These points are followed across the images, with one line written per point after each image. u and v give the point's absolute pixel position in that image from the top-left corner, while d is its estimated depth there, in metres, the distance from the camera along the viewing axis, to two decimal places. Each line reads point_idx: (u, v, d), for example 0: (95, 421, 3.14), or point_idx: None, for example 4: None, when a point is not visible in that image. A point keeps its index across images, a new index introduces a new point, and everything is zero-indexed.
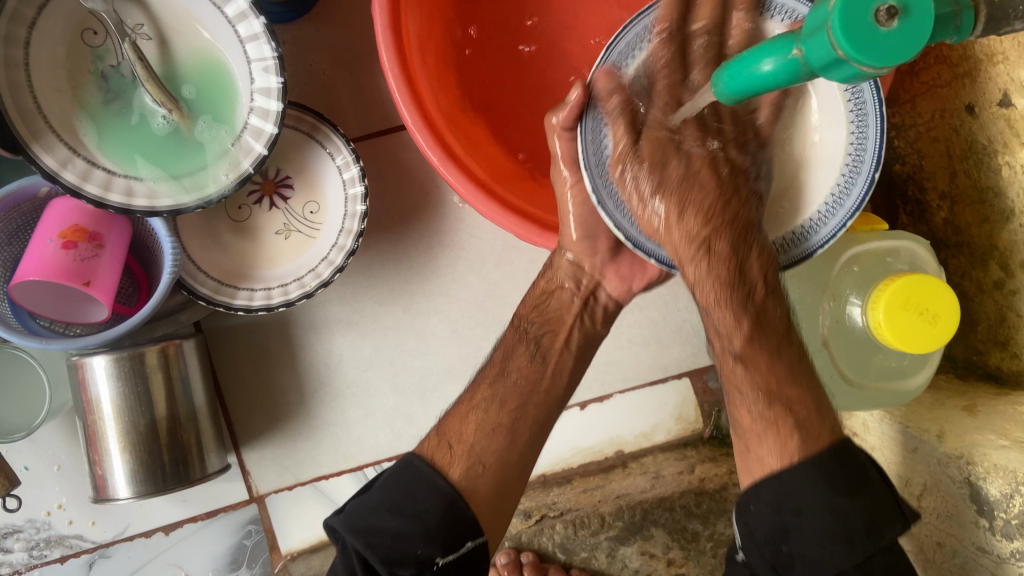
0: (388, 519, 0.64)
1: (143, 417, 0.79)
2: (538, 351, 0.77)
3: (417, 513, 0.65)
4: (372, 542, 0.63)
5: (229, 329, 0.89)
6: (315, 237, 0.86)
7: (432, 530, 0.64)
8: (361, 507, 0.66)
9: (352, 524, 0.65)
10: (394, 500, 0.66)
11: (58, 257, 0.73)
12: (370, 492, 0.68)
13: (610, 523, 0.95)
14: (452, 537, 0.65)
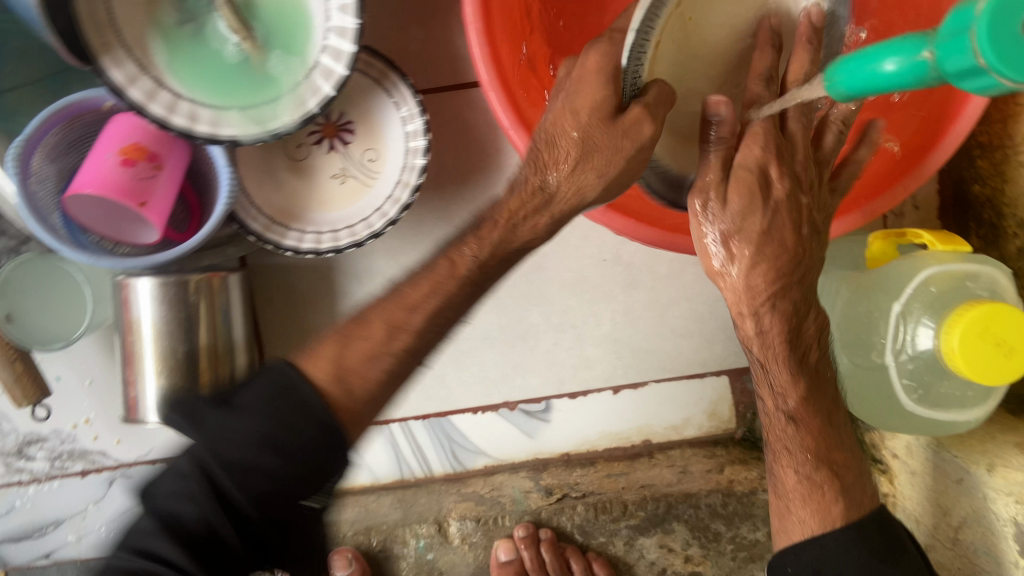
0: (262, 456, 0.59)
1: (183, 344, 0.79)
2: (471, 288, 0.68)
3: (290, 443, 0.60)
4: (242, 482, 0.58)
5: (272, 268, 0.89)
6: (371, 185, 0.85)
7: (299, 466, 0.60)
8: (236, 425, 0.60)
9: (220, 457, 0.59)
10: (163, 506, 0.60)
11: (115, 173, 0.73)
12: (246, 404, 0.61)
13: (632, 512, 0.95)
14: (310, 476, 0.61)
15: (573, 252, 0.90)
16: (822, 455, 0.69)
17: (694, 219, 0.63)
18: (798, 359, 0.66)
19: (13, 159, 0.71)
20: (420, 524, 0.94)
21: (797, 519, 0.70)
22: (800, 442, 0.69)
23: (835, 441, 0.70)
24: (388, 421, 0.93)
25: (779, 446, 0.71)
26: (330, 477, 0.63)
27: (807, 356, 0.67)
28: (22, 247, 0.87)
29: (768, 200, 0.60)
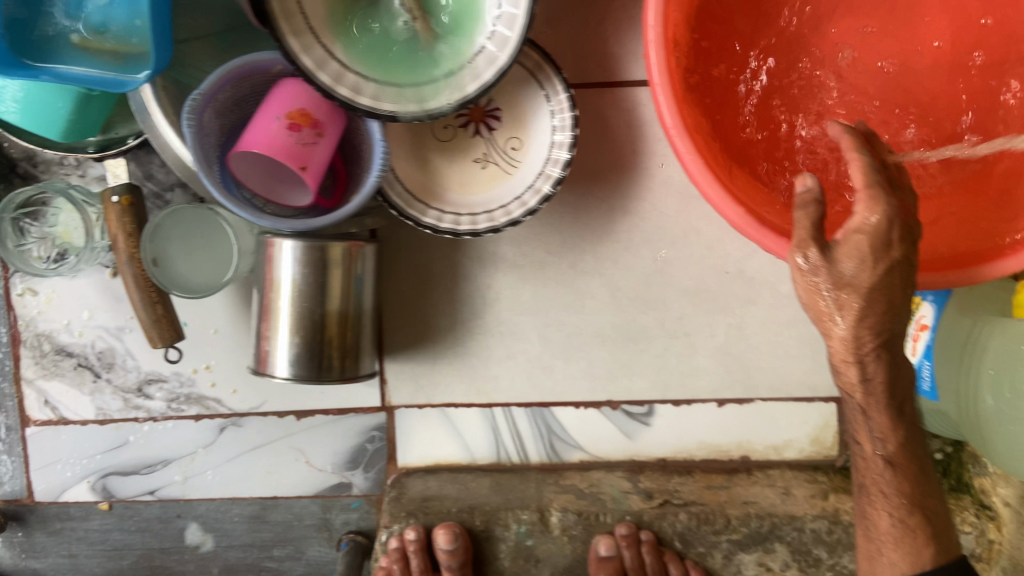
0: None
1: (318, 306, 0.82)
2: None
3: None
4: None
5: (403, 242, 0.91)
6: (511, 173, 0.86)
7: None
8: None
9: None
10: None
11: (281, 136, 0.75)
12: None
13: (734, 527, 0.84)
14: None
15: (696, 260, 0.91)
16: (915, 498, 0.71)
17: (802, 278, 0.66)
18: (891, 406, 0.69)
19: (189, 112, 0.73)
20: (525, 510, 0.85)
21: (887, 560, 0.72)
22: (893, 481, 0.72)
23: (923, 488, 0.72)
24: (493, 404, 0.94)
25: (874, 483, 0.73)
26: None
27: (903, 407, 0.70)
28: (168, 193, 0.91)
29: (885, 259, 0.64)
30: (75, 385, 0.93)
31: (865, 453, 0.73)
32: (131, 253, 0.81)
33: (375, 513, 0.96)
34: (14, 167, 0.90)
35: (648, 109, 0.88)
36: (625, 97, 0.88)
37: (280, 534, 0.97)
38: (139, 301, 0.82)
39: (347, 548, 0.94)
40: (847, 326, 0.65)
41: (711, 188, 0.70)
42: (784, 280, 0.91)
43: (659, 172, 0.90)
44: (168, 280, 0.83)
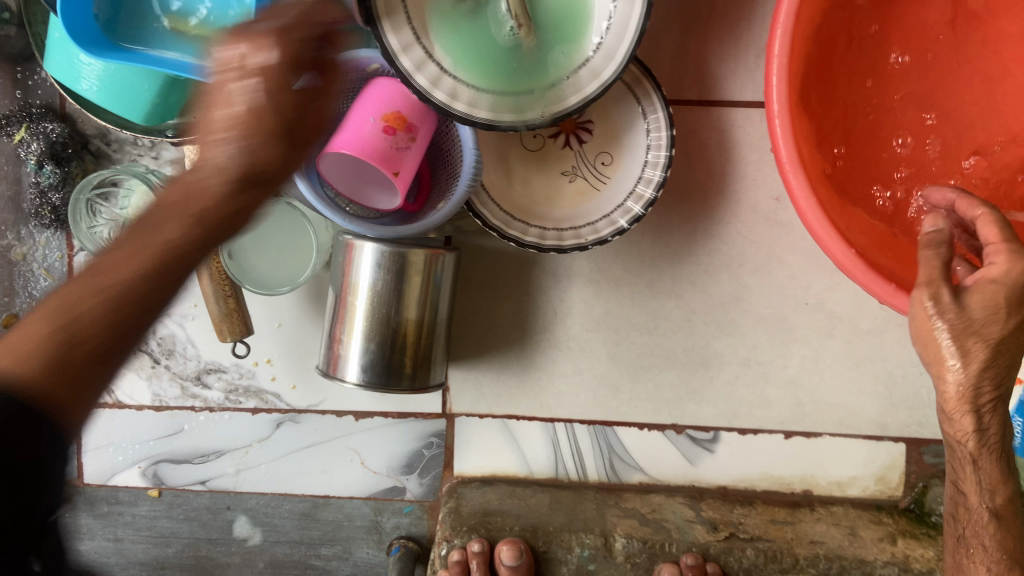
0: None
1: (395, 313, 0.80)
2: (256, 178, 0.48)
3: None
4: None
5: (478, 250, 0.89)
6: (600, 189, 0.83)
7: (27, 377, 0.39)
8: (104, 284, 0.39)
9: None
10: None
11: (376, 139, 0.73)
12: None
13: (803, 567, 0.83)
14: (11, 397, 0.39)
15: (776, 290, 0.89)
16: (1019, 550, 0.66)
17: (921, 318, 0.58)
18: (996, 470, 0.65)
19: None
20: (588, 534, 0.84)
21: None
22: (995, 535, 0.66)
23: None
24: (555, 419, 0.93)
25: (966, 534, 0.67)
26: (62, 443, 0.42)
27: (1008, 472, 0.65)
28: None
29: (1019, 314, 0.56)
30: (133, 368, 0.92)
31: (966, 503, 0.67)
32: None
33: (427, 519, 0.95)
34: (87, 144, 0.88)
35: (740, 132, 0.86)
36: (718, 117, 0.86)
37: (329, 532, 0.96)
38: (211, 294, 0.80)
39: (397, 554, 0.93)
40: (969, 372, 0.57)
41: (822, 228, 0.67)
42: (864, 316, 0.89)
43: (746, 198, 0.88)
44: (242, 273, 0.80)
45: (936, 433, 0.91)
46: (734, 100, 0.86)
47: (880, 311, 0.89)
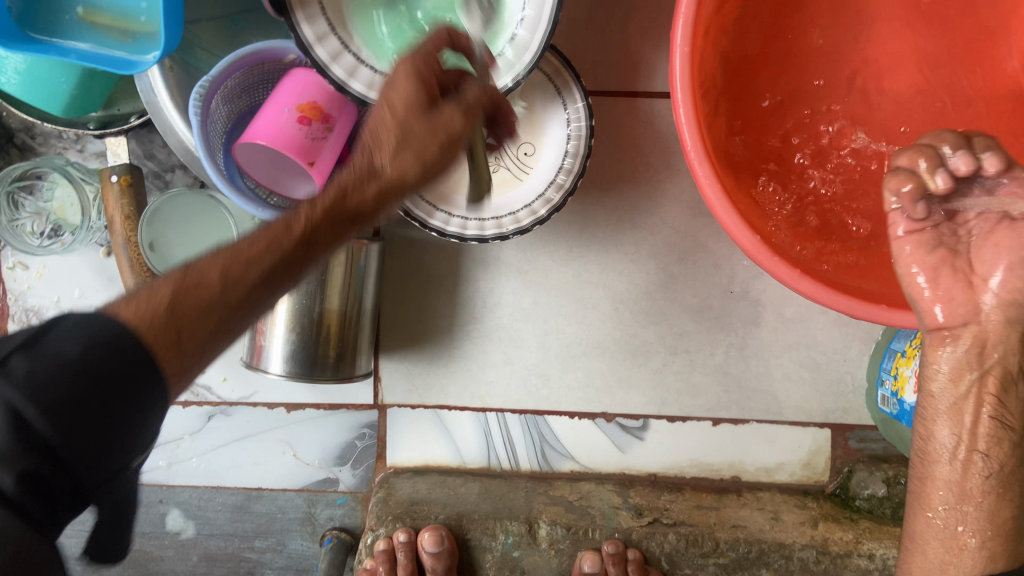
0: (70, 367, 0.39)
1: (316, 305, 0.80)
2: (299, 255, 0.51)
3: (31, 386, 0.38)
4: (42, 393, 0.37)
5: (407, 241, 0.90)
6: (523, 179, 0.83)
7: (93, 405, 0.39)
8: (49, 361, 0.38)
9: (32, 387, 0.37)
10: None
11: (290, 129, 0.73)
12: (54, 354, 0.39)
13: (723, 551, 0.85)
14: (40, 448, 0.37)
15: (701, 278, 0.90)
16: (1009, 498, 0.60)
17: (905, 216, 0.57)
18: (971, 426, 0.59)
19: (196, 99, 0.71)
20: (513, 521, 0.85)
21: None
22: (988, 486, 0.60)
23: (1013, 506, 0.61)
24: (487, 409, 0.93)
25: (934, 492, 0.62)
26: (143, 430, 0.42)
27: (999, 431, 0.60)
28: (167, 175, 0.89)
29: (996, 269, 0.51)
30: None
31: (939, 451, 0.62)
32: (128, 236, 0.78)
33: (360, 511, 0.95)
34: (12, 137, 0.87)
35: (663, 123, 0.87)
36: (641, 108, 0.87)
37: (262, 525, 0.96)
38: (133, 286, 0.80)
39: (329, 545, 0.93)
40: None
41: (727, 215, 0.65)
42: (788, 303, 0.90)
43: (672, 187, 0.89)
44: (162, 265, 0.81)
45: (861, 419, 0.92)
46: (658, 90, 0.87)
47: (804, 299, 0.90)
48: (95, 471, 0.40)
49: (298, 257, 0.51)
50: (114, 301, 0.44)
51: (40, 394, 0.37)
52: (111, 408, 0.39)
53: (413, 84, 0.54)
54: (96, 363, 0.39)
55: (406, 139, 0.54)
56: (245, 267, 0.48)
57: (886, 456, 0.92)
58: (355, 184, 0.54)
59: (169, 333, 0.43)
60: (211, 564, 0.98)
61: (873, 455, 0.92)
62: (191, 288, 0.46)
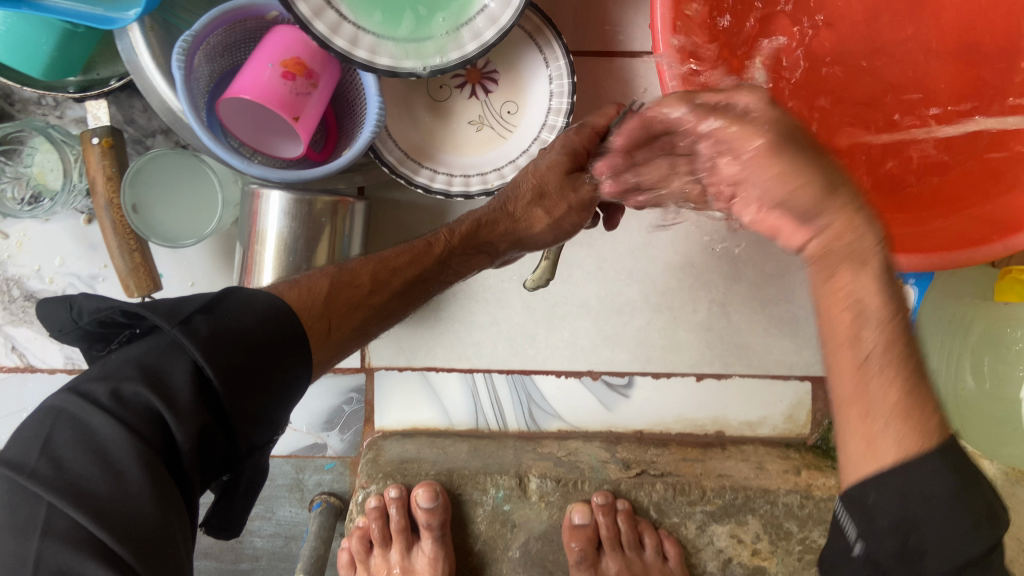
0: (239, 340, 0.53)
1: (303, 263, 0.80)
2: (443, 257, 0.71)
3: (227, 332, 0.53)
4: (219, 336, 0.53)
5: (391, 202, 0.90)
6: (506, 137, 0.85)
7: (266, 353, 0.54)
8: (228, 335, 0.53)
9: (214, 352, 0.52)
10: (164, 359, 0.51)
11: (275, 84, 0.73)
12: (236, 321, 0.54)
13: (710, 498, 0.86)
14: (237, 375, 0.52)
15: (683, 235, 0.90)
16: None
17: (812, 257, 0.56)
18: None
19: (180, 54, 0.71)
20: (503, 476, 0.85)
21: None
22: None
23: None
24: (474, 369, 0.93)
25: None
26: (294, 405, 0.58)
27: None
28: (149, 140, 0.89)
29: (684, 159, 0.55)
30: (42, 332, 0.92)
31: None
32: (110, 198, 0.78)
33: (348, 475, 0.95)
34: None
35: (643, 82, 0.88)
36: (621, 67, 0.87)
37: None
38: (116, 248, 0.79)
39: (320, 509, 0.93)
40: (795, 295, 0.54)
41: None
42: (768, 259, 0.91)
43: None
44: (146, 227, 0.80)
45: None
46: (637, 49, 0.87)
47: (784, 254, 0.91)
48: (247, 438, 0.55)
49: (416, 295, 0.70)
50: (283, 286, 0.61)
51: (219, 358, 0.52)
52: (262, 389, 0.54)
53: (566, 157, 0.68)
54: (265, 330, 0.55)
55: (540, 199, 0.70)
56: (390, 274, 0.67)
57: None
58: (488, 220, 0.72)
59: (324, 323, 0.61)
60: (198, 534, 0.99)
61: None
62: (346, 288, 0.64)
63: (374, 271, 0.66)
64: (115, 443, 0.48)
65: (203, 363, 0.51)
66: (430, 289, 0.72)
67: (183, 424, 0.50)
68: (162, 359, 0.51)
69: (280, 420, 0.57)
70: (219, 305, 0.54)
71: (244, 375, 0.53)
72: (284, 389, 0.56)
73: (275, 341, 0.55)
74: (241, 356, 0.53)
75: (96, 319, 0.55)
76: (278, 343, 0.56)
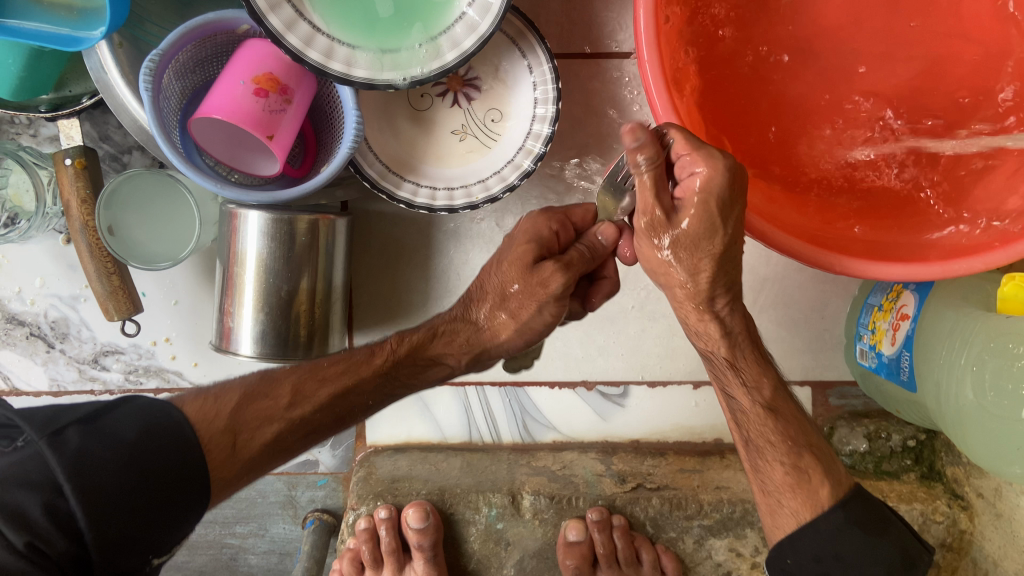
0: (107, 455, 0.54)
1: (286, 283, 0.78)
2: (391, 366, 0.72)
3: (100, 448, 0.54)
4: (87, 449, 0.53)
5: (378, 215, 0.88)
6: (491, 147, 0.83)
7: (141, 473, 0.55)
8: (99, 450, 0.54)
9: (81, 467, 0.52)
10: (29, 469, 0.52)
11: (248, 102, 0.71)
12: (113, 433, 0.55)
13: (707, 512, 0.84)
14: (106, 493, 0.53)
15: None
16: (800, 441, 0.68)
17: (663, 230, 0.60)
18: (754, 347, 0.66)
19: (147, 73, 0.68)
20: (495, 494, 0.84)
21: (787, 511, 0.67)
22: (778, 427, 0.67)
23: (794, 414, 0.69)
24: (465, 383, 0.91)
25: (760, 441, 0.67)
26: (178, 533, 0.58)
27: (758, 345, 0.68)
28: (125, 156, 0.87)
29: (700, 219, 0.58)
30: (26, 354, 0.90)
31: (742, 407, 0.68)
32: (85, 221, 0.76)
33: (341, 491, 0.94)
34: None
35: (632, 84, 0.85)
36: (609, 69, 0.84)
37: (243, 510, 0.95)
38: (94, 272, 0.77)
39: (312, 527, 0.92)
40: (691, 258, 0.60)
41: None
42: (765, 263, 0.88)
43: None
44: (123, 249, 0.78)
45: (841, 373, 0.92)
46: (626, 50, 0.84)
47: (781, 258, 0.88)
48: (113, 561, 0.54)
49: (351, 411, 0.71)
50: (189, 397, 0.64)
51: (81, 474, 0.52)
52: (133, 510, 0.54)
53: (533, 242, 0.68)
54: (147, 442, 0.56)
55: (502, 303, 0.70)
56: (320, 385, 0.68)
57: (867, 412, 0.92)
58: (444, 330, 0.73)
59: (229, 438, 0.62)
60: (191, 552, 0.98)
61: (853, 411, 0.92)
62: (265, 400, 0.65)
63: (296, 383, 0.67)
64: None
65: (64, 480, 0.51)
66: (362, 405, 0.71)
67: (21, 533, 0.50)
68: (17, 472, 0.51)
69: (152, 545, 0.56)
70: (99, 418, 0.56)
71: (107, 494, 0.53)
72: (167, 514, 0.56)
73: (157, 449, 0.56)
74: (108, 469, 0.53)
75: None
76: (159, 456, 0.56)
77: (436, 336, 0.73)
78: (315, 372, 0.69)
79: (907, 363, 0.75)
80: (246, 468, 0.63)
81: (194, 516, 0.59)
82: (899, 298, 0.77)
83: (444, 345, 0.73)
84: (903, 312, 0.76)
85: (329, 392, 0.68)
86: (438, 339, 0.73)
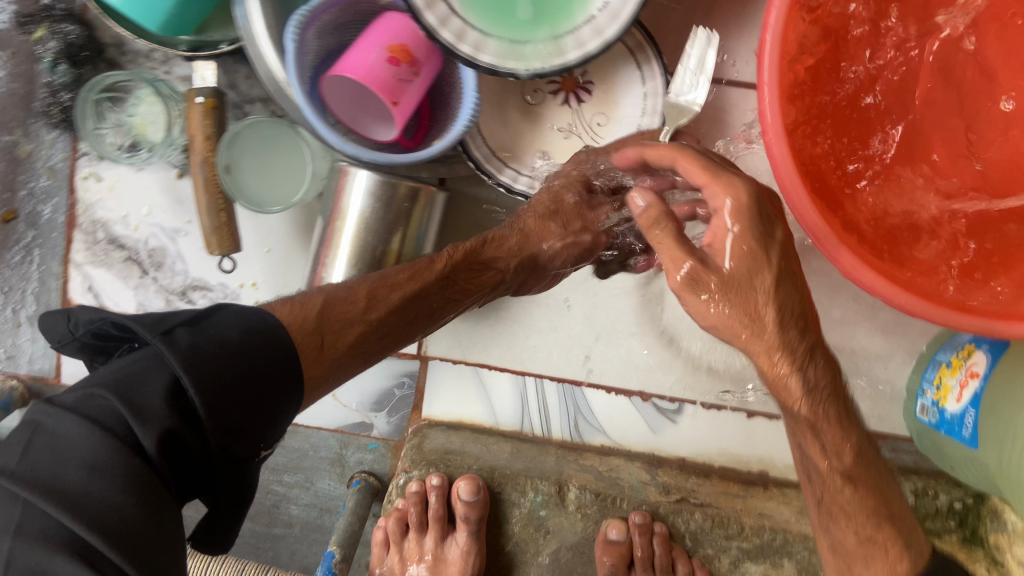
0: (214, 356, 0.56)
1: (381, 244, 0.82)
2: (449, 276, 0.74)
3: (205, 348, 0.56)
4: (200, 346, 0.56)
5: (473, 198, 0.91)
6: (592, 148, 0.86)
7: (247, 368, 0.57)
8: (207, 348, 0.56)
9: (194, 361, 0.54)
10: (148, 365, 0.54)
11: (380, 68, 0.75)
12: (218, 334, 0.57)
13: (748, 535, 0.87)
14: (214, 388, 0.55)
15: None
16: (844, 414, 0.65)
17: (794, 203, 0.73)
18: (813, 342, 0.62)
19: (293, 28, 0.73)
20: (543, 481, 0.89)
21: None
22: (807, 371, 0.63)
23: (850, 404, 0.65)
24: (526, 373, 0.93)
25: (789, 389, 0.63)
26: (278, 428, 0.62)
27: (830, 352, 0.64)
28: (247, 107, 0.92)
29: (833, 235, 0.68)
30: (120, 276, 0.95)
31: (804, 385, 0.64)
32: (205, 156, 0.81)
33: (389, 457, 0.97)
34: (102, 51, 0.89)
35: (737, 112, 0.88)
36: (717, 95, 0.87)
37: (293, 460, 0.99)
38: (205, 206, 0.82)
39: (357, 486, 0.94)
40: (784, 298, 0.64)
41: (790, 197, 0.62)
42: (837, 305, 0.91)
43: None
44: (234, 188, 0.83)
45: (895, 427, 0.93)
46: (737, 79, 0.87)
47: (853, 301, 0.91)
48: (228, 449, 0.57)
49: (420, 315, 0.73)
50: (276, 304, 0.65)
51: (198, 364, 0.54)
52: (238, 406, 0.56)
53: (570, 183, 0.79)
54: (250, 342, 0.58)
55: (551, 217, 0.78)
56: (390, 290, 0.70)
57: (916, 468, 0.92)
58: (493, 239, 0.77)
59: (315, 338, 0.63)
60: None
61: (902, 466, 0.93)
62: (340, 304, 0.66)
63: (368, 287, 0.69)
64: (94, 444, 0.51)
65: (182, 373, 0.54)
66: (432, 313, 0.74)
67: (148, 423, 0.51)
68: (137, 368, 0.54)
69: (262, 434, 0.59)
70: (202, 321, 0.58)
71: (222, 387, 0.55)
72: (268, 407, 0.59)
73: (258, 350, 0.58)
74: (219, 364, 0.55)
75: (88, 331, 0.62)
76: (253, 358, 0.58)
77: (488, 242, 0.77)
78: (384, 280, 0.70)
79: (970, 420, 0.76)
80: (329, 371, 0.65)
81: (289, 415, 0.62)
82: (968, 358, 0.79)
83: (499, 257, 0.78)
84: (971, 371, 0.77)
85: (400, 296, 0.70)
86: (496, 250, 0.77)
